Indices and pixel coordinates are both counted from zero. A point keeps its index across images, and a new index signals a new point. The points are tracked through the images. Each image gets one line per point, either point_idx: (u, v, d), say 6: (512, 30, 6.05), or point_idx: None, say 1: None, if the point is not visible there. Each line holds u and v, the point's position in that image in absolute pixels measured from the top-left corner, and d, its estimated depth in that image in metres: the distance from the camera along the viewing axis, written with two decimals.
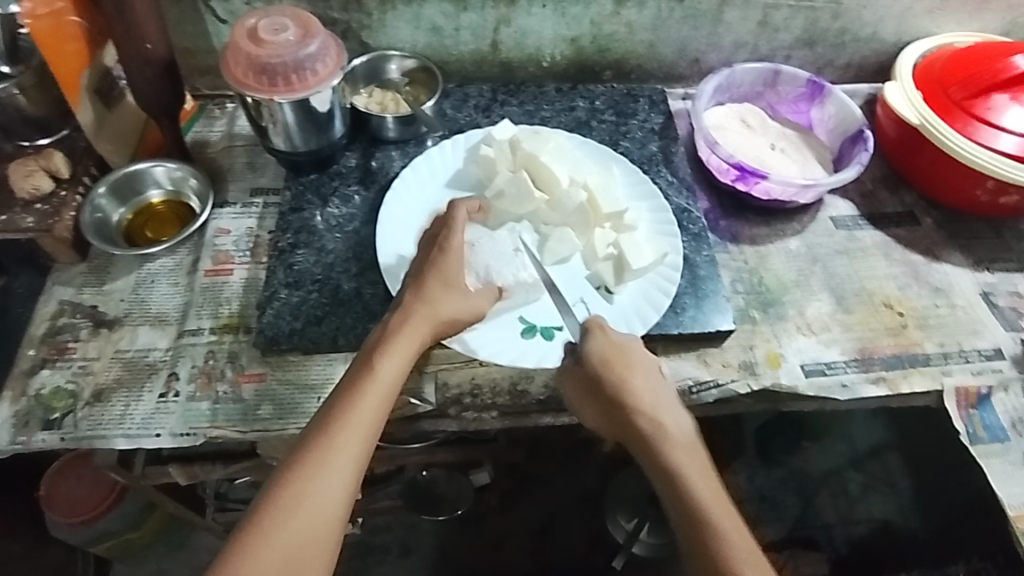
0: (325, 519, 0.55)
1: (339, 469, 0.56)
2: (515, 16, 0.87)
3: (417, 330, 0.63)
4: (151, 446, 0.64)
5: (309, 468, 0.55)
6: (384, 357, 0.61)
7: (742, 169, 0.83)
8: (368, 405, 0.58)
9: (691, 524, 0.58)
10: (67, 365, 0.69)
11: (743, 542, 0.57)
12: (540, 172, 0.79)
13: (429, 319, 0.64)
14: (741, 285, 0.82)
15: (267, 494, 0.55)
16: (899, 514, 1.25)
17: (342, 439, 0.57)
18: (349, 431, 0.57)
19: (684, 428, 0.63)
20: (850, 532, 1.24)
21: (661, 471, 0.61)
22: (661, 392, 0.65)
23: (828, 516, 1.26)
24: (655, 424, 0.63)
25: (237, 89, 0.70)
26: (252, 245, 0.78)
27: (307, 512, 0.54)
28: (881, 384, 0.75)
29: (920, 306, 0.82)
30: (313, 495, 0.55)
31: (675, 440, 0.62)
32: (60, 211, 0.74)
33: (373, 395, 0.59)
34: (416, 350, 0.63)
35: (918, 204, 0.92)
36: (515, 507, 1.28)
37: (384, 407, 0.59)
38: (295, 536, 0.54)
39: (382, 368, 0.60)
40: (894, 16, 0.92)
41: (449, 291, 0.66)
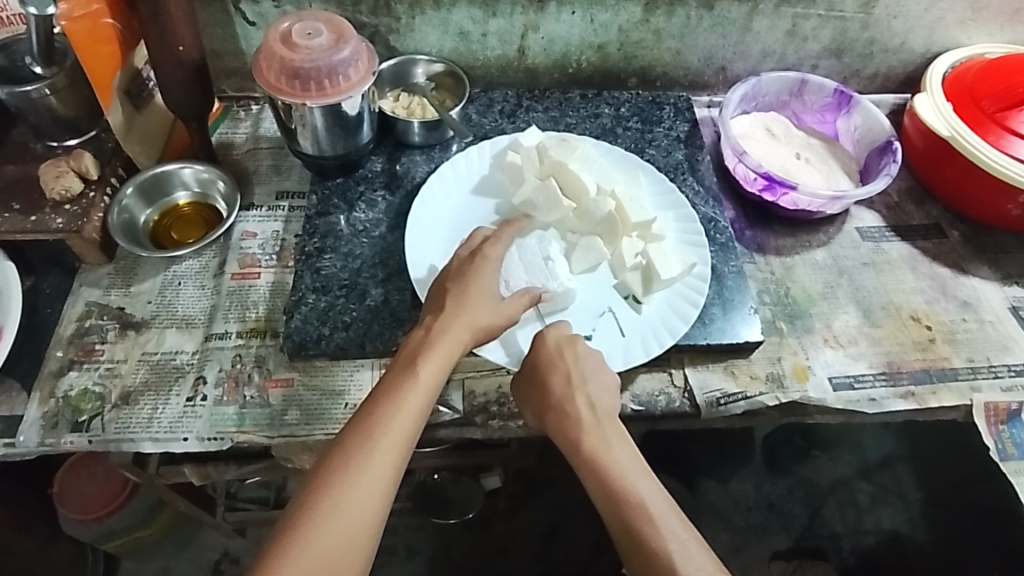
0: (362, 525, 0.54)
1: (378, 475, 0.56)
2: (543, 22, 0.87)
3: (457, 336, 0.63)
4: (179, 450, 0.64)
5: (347, 476, 0.55)
6: (425, 362, 0.61)
7: (770, 179, 0.83)
8: (408, 412, 0.58)
9: (610, 504, 0.59)
10: (94, 366, 0.69)
11: (659, 515, 0.57)
12: (568, 179, 0.78)
13: (468, 324, 0.64)
14: (767, 296, 0.81)
15: (305, 499, 0.55)
16: (907, 526, 1.24)
17: (384, 445, 0.57)
18: (391, 438, 0.57)
19: (597, 411, 0.63)
20: (858, 543, 1.23)
21: (576, 455, 0.62)
22: (580, 376, 0.65)
23: (836, 526, 1.25)
24: (587, 417, 0.63)
25: (270, 93, 0.70)
26: (279, 249, 0.78)
27: (348, 519, 0.54)
28: (910, 399, 0.75)
29: (947, 321, 0.81)
30: (352, 500, 0.55)
31: (587, 423, 0.63)
32: (89, 212, 0.73)
33: (412, 401, 0.59)
34: (456, 355, 0.63)
35: (945, 217, 0.91)
36: (523, 511, 1.28)
37: (423, 414, 0.59)
38: (334, 544, 0.53)
39: (423, 374, 0.60)
40: (924, 27, 0.92)
41: (486, 298, 0.66)
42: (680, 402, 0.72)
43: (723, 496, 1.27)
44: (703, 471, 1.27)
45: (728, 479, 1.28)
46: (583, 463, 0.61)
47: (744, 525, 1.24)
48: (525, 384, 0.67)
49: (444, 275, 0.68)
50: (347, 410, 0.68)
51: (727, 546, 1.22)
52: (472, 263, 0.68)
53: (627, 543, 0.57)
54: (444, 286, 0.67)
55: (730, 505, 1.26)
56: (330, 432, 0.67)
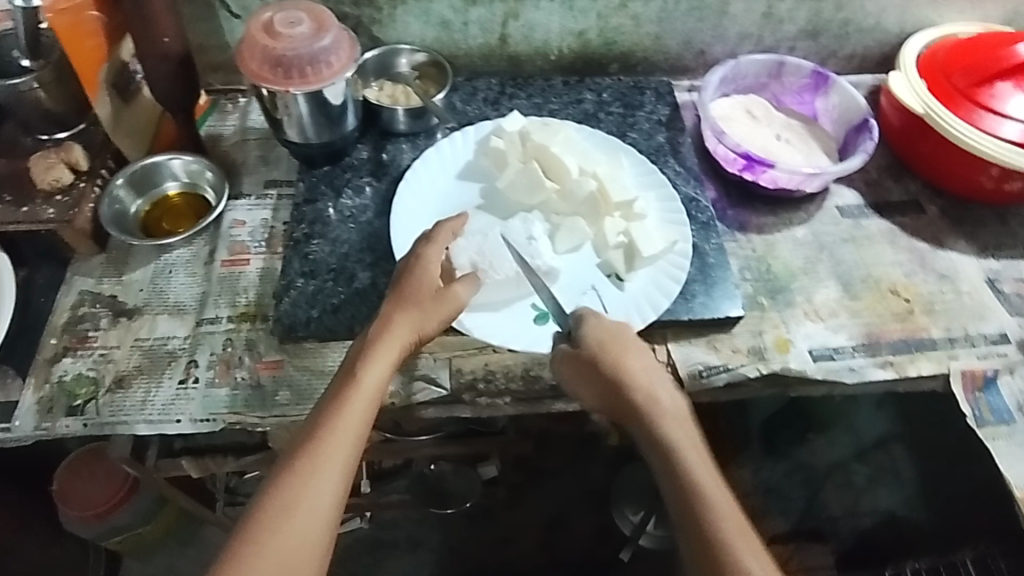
0: (315, 526, 0.56)
1: (326, 478, 0.58)
2: (523, 10, 0.88)
3: (397, 339, 0.64)
4: (172, 431, 0.66)
5: (296, 481, 0.57)
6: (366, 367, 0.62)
7: (749, 159, 0.85)
8: (353, 416, 0.60)
9: (688, 500, 0.60)
10: (88, 353, 0.70)
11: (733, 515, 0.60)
12: (550, 162, 0.80)
13: (412, 325, 0.65)
14: (749, 272, 0.83)
15: (260, 502, 0.57)
16: (905, 507, 1.25)
17: (334, 449, 0.58)
18: (337, 442, 0.59)
19: (675, 406, 0.66)
20: (855, 525, 1.28)
21: (659, 446, 0.64)
22: (655, 371, 0.67)
23: (834, 508, 1.30)
24: (666, 403, 0.65)
25: (253, 81, 0.71)
26: (268, 236, 0.79)
27: (300, 520, 0.56)
28: (888, 368, 0.76)
29: (925, 292, 0.83)
30: (307, 503, 0.57)
31: (670, 416, 0.65)
32: (80, 203, 0.75)
33: (359, 405, 0.61)
34: (397, 359, 0.64)
35: (923, 192, 0.93)
36: (527, 498, 1.30)
37: (367, 417, 0.61)
38: (287, 544, 0.55)
39: (366, 377, 0.62)
40: (897, 6, 0.93)
41: (427, 297, 0.67)
42: None
43: None
44: None
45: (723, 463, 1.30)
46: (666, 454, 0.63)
47: None
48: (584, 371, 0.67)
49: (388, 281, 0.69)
50: None
51: None
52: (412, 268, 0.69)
53: (698, 543, 0.59)
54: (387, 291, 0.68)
55: None
56: None
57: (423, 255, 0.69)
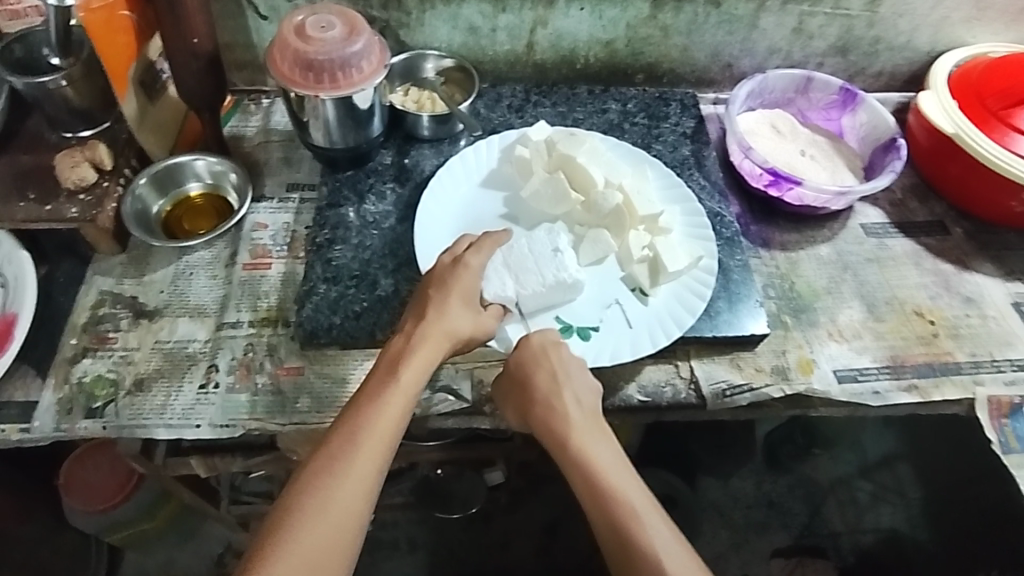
0: (348, 526, 0.56)
1: (364, 479, 0.57)
2: (552, 18, 0.88)
3: (437, 344, 0.64)
4: (192, 436, 0.65)
5: (329, 479, 0.56)
6: (403, 371, 0.62)
7: (775, 175, 0.84)
8: (389, 418, 0.59)
9: (599, 503, 0.60)
10: (108, 354, 0.69)
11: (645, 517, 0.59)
12: (576, 172, 0.79)
13: (453, 332, 0.65)
14: (772, 290, 0.82)
15: (291, 499, 0.56)
16: (907, 525, 1.25)
17: (372, 451, 0.58)
18: (373, 443, 0.58)
19: (585, 415, 0.65)
20: (858, 541, 1.24)
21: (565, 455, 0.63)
22: (566, 381, 0.66)
23: (836, 524, 1.26)
24: (576, 417, 0.64)
25: (283, 84, 0.70)
26: (289, 240, 0.79)
27: (332, 518, 0.55)
28: (913, 392, 0.75)
29: (951, 316, 0.82)
30: (339, 500, 0.56)
31: (576, 425, 0.64)
32: (102, 202, 0.74)
33: (397, 408, 0.60)
34: (435, 363, 0.64)
35: (948, 214, 0.92)
36: (524, 505, 1.30)
37: (403, 418, 0.60)
38: (319, 544, 0.54)
39: (403, 380, 0.61)
40: (929, 25, 0.92)
41: (464, 311, 0.66)
42: (686, 394, 0.73)
43: (722, 493, 1.28)
44: (703, 468, 1.27)
45: (728, 476, 1.29)
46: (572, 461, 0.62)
47: (744, 521, 1.26)
48: (507, 385, 0.67)
49: (425, 281, 0.69)
50: None
51: (726, 542, 1.23)
52: (454, 270, 0.68)
53: (617, 545, 0.58)
54: (426, 291, 0.68)
55: (731, 502, 1.27)
56: None
57: (465, 259, 0.69)
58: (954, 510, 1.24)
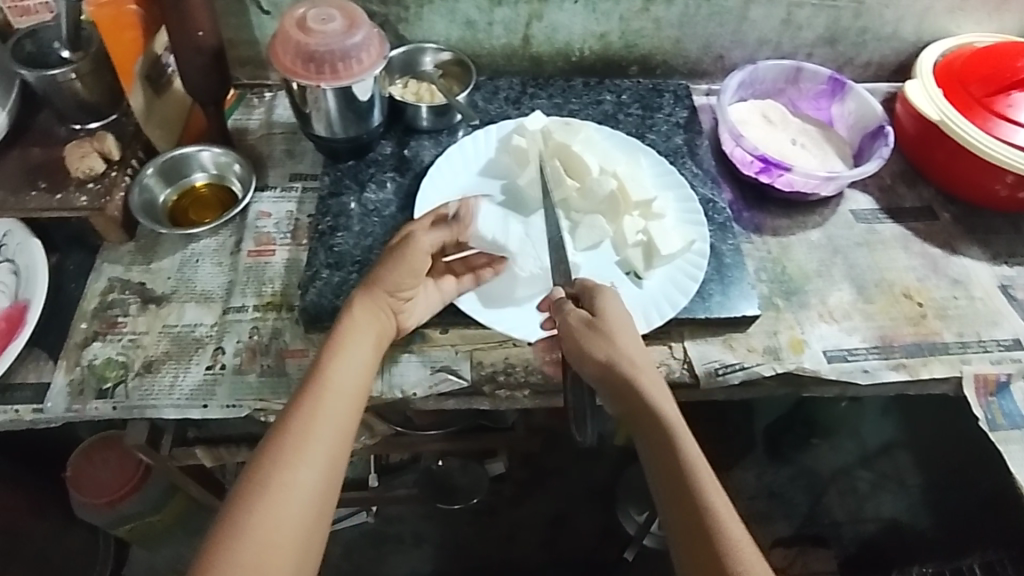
0: (286, 507, 0.57)
1: (304, 461, 0.59)
2: (547, 11, 0.90)
3: (369, 330, 0.67)
4: (200, 416, 0.67)
5: (273, 463, 0.58)
6: (338, 358, 0.65)
7: (766, 162, 0.86)
8: (326, 402, 0.62)
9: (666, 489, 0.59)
10: (118, 338, 0.72)
11: (727, 517, 0.56)
12: (572, 160, 0.81)
13: (380, 292, 0.69)
14: (764, 273, 0.84)
15: (239, 485, 0.58)
16: (907, 513, 1.25)
17: (315, 433, 0.61)
18: (309, 427, 0.61)
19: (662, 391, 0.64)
20: (859, 531, 1.28)
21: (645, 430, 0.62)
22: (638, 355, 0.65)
23: (837, 514, 1.30)
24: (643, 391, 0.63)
25: (286, 75, 0.73)
26: (293, 228, 0.81)
27: (273, 501, 0.57)
28: (902, 370, 0.77)
29: (938, 297, 0.84)
30: (280, 484, 0.58)
31: (645, 399, 0.62)
32: (110, 191, 0.76)
33: (335, 394, 0.63)
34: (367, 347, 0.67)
35: (936, 199, 0.94)
36: (528, 499, 1.32)
37: (340, 404, 0.63)
38: (260, 524, 0.56)
39: (337, 367, 0.64)
40: (915, 15, 0.95)
41: (396, 268, 0.70)
42: (679, 373, 0.75)
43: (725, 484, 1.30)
44: None
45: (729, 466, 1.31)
46: (653, 438, 0.61)
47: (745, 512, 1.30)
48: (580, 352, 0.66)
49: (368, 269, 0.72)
50: None
51: None
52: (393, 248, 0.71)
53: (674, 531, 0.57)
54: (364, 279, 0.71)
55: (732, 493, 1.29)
56: None
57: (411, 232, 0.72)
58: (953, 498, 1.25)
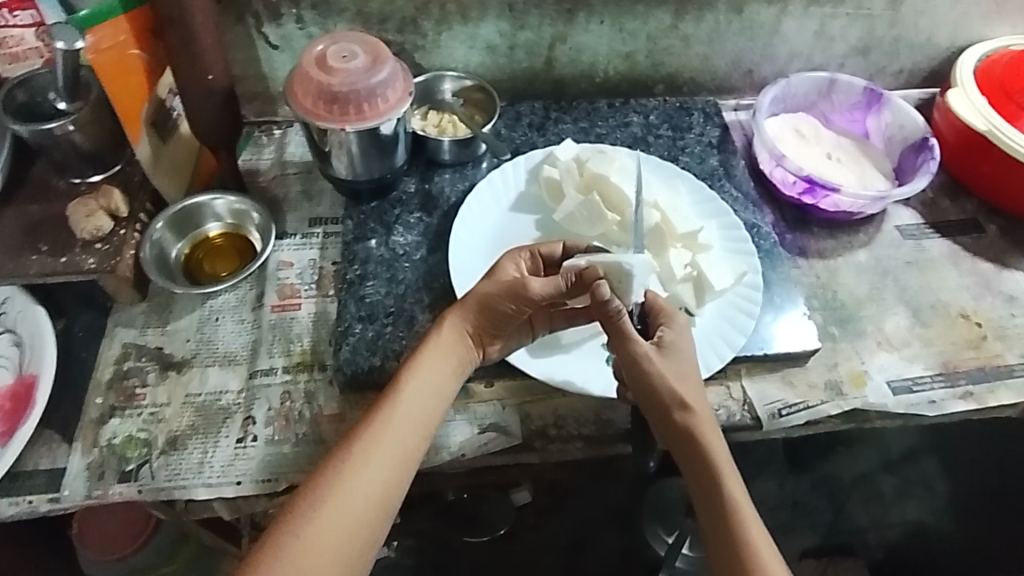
0: (338, 536, 0.55)
1: (358, 488, 0.56)
2: (572, 33, 0.85)
3: (450, 352, 0.63)
4: (234, 494, 0.62)
5: (330, 490, 0.55)
6: (411, 376, 0.61)
7: (810, 183, 0.82)
8: (388, 429, 0.58)
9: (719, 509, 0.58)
10: (137, 412, 0.66)
11: (758, 537, 0.57)
12: (609, 192, 0.76)
13: (473, 311, 0.64)
14: (815, 301, 0.80)
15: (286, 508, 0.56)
16: (933, 517, 1.18)
17: (368, 462, 0.57)
18: (373, 455, 0.57)
19: (713, 422, 0.61)
20: (884, 538, 1.19)
21: (690, 456, 0.60)
22: (694, 380, 0.61)
23: (861, 520, 1.19)
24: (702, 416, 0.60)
25: (307, 119, 0.67)
26: (318, 277, 0.75)
27: (325, 527, 0.54)
28: (969, 399, 0.74)
29: (996, 317, 0.81)
30: (337, 512, 0.55)
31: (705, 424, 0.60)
32: (121, 249, 0.70)
33: (402, 419, 0.59)
34: (455, 368, 0.63)
35: (981, 211, 0.91)
36: (550, 523, 1.23)
37: (409, 431, 0.59)
38: (310, 552, 0.54)
39: (403, 392, 0.60)
40: (951, 22, 0.91)
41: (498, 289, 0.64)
42: (740, 416, 0.71)
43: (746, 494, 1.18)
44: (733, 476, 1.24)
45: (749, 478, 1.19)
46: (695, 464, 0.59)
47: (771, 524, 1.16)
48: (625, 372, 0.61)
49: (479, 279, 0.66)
50: None
51: None
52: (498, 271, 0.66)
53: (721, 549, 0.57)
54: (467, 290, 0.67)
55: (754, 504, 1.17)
56: None
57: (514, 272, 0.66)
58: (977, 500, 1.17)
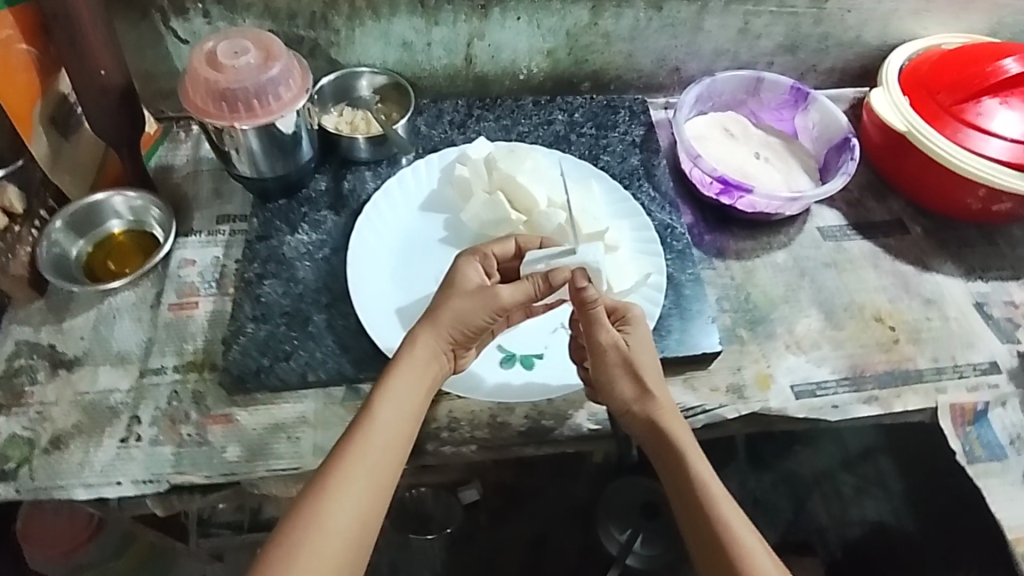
0: (333, 551, 0.54)
1: (349, 502, 0.56)
2: (488, 30, 0.84)
3: (426, 365, 0.62)
4: (113, 495, 0.61)
5: (321, 507, 0.55)
6: (382, 401, 0.60)
7: (725, 183, 0.81)
8: (371, 442, 0.58)
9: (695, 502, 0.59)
10: (23, 410, 0.65)
11: (741, 528, 0.57)
12: (516, 192, 0.75)
13: (446, 327, 0.63)
14: (727, 303, 0.79)
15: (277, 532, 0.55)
16: (893, 516, 1.07)
17: (354, 477, 0.56)
18: (358, 470, 0.57)
19: (675, 411, 0.63)
20: (845, 535, 1.09)
21: (665, 452, 0.61)
22: (654, 373, 0.64)
23: (821, 518, 1.10)
24: (665, 408, 0.63)
25: (197, 117, 0.67)
26: (219, 276, 0.75)
27: (317, 544, 0.54)
28: (873, 403, 0.73)
29: (911, 319, 0.80)
30: (328, 529, 0.54)
31: (670, 416, 0.62)
32: (14, 247, 0.71)
33: (381, 435, 0.58)
34: (428, 378, 0.62)
35: (906, 212, 0.90)
36: (507, 523, 1.11)
37: (391, 445, 0.58)
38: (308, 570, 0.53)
39: (381, 410, 0.59)
40: (877, 19, 0.90)
41: (470, 303, 0.63)
42: None
43: None
44: None
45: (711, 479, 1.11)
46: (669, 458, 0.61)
47: None
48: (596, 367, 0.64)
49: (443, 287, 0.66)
50: (290, 444, 0.65)
51: None
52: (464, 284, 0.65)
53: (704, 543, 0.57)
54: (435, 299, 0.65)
55: None
56: (273, 467, 0.64)
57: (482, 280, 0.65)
58: (938, 494, 1.05)
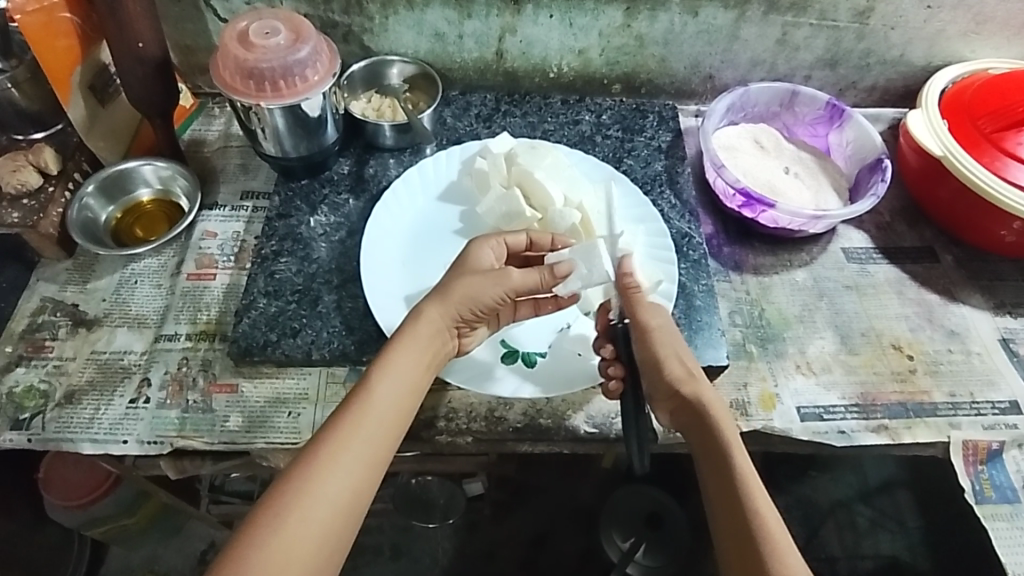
0: (314, 525, 0.51)
1: (336, 478, 0.53)
2: (520, 25, 0.84)
3: (427, 344, 0.60)
4: (117, 452, 0.63)
5: (309, 480, 0.52)
6: (384, 371, 0.58)
7: (747, 196, 0.79)
8: (364, 419, 0.55)
9: (727, 497, 0.55)
10: (42, 363, 0.68)
11: (777, 531, 0.52)
12: (532, 189, 0.75)
13: (456, 304, 0.62)
14: (739, 317, 0.78)
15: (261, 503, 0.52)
16: (908, 552, 1.07)
17: (346, 452, 0.54)
18: (345, 445, 0.54)
19: (720, 403, 0.60)
20: (856, 568, 1.06)
21: (704, 444, 0.58)
22: (693, 365, 0.62)
23: (833, 548, 1.08)
24: (709, 400, 0.60)
25: (225, 92, 0.68)
26: (237, 250, 0.77)
27: (297, 518, 0.51)
28: (882, 433, 0.71)
29: (931, 350, 0.77)
30: (311, 503, 0.51)
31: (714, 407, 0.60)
32: (46, 207, 0.73)
33: (375, 412, 0.56)
34: (430, 355, 0.61)
35: (938, 240, 0.87)
36: (510, 517, 1.10)
37: (385, 424, 0.56)
38: (287, 544, 0.50)
39: (379, 386, 0.57)
40: (924, 38, 0.87)
41: (485, 283, 0.63)
42: None
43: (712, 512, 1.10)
44: None
45: None
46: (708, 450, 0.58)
47: None
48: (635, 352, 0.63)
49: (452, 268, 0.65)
50: (290, 419, 0.66)
51: None
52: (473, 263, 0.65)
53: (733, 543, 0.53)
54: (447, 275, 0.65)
55: None
56: (271, 440, 0.65)
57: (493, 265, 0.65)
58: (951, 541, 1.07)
